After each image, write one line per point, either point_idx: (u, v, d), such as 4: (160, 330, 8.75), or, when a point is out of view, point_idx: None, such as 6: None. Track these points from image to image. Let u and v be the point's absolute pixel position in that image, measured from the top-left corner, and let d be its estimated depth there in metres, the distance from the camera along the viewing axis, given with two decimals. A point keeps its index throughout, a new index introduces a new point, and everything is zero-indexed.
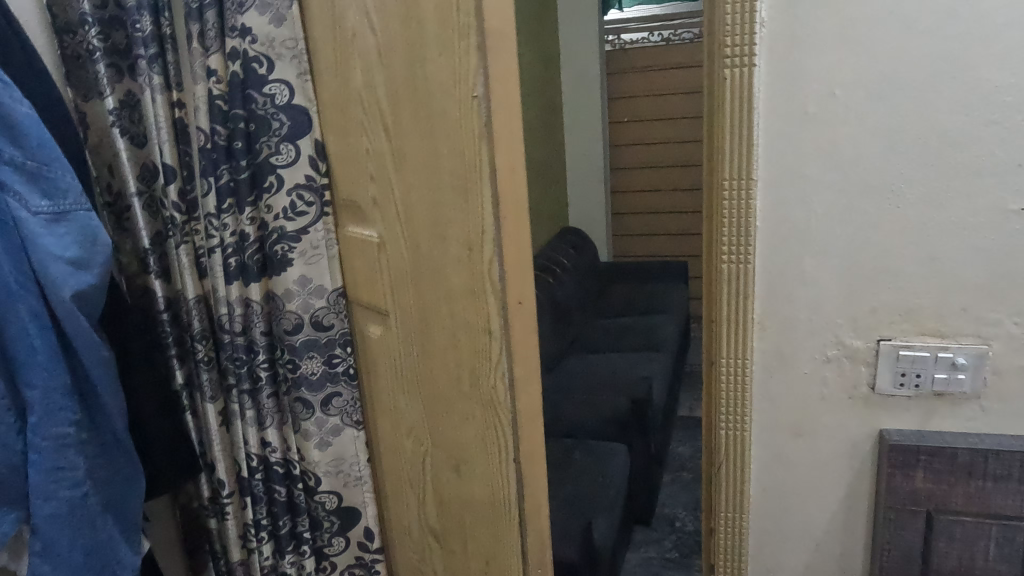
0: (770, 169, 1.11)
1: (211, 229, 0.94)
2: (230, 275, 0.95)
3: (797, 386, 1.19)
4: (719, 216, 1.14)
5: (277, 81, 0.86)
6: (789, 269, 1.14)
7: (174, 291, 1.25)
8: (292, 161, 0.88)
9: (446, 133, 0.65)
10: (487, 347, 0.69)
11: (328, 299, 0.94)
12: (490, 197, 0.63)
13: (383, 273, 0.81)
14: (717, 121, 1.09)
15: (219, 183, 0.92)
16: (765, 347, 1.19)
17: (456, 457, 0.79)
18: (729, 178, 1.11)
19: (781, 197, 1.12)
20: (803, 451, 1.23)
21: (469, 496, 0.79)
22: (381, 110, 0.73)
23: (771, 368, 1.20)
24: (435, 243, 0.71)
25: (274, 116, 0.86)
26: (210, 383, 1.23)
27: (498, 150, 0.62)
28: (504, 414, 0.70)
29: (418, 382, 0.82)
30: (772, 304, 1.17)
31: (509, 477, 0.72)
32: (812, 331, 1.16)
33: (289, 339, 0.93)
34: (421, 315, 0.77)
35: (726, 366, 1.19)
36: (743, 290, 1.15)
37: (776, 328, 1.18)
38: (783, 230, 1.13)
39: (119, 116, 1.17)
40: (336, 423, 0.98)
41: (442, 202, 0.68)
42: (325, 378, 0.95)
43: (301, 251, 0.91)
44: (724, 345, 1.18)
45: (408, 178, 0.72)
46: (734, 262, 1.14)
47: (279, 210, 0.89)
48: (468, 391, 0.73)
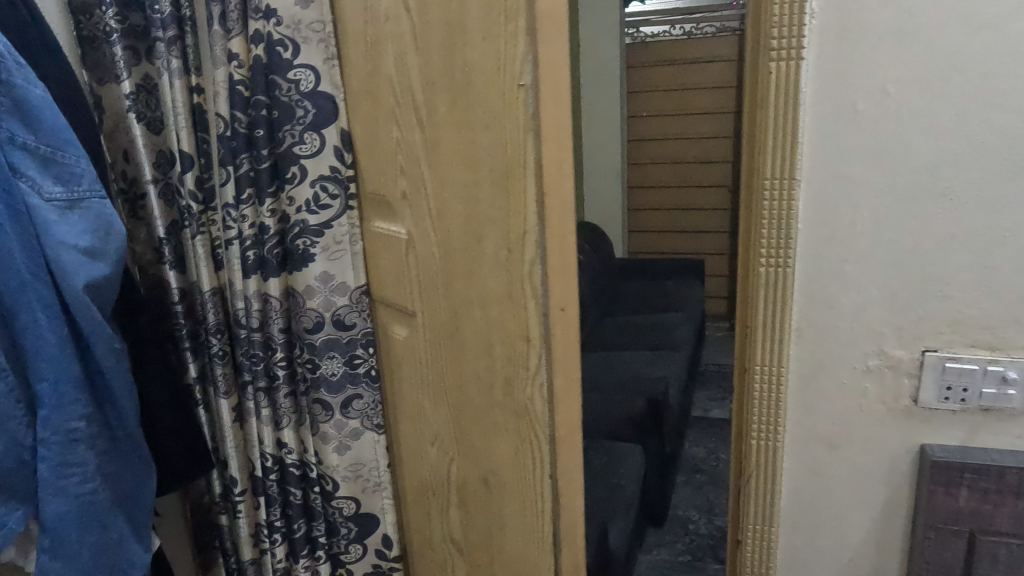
0: (814, 168, 1.05)
1: (229, 221, 0.91)
2: (249, 268, 0.91)
3: (835, 398, 1.14)
4: (757, 216, 1.07)
5: (302, 66, 0.81)
6: (831, 275, 1.08)
7: (189, 282, 1.22)
8: (317, 151, 0.83)
9: (486, 125, 0.60)
10: (525, 356, 0.64)
11: (351, 297, 0.89)
12: (534, 195, 0.58)
13: (412, 271, 0.76)
14: (760, 116, 1.03)
15: (239, 173, 0.89)
16: (800, 355, 1.13)
17: (484, 468, 0.75)
18: (770, 176, 1.05)
19: (826, 198, 1.06)
20: (839, 465, 1.17)
21: (498, 511, 0.75)
22: (414, 99, 0.68)
23: (806, 378, 1.14)
24: (471, 244, 0.66)
25: (298, 104, 0.82)
26: (225, 378, 1.19)
27: (545, 144, 0.57)
28: (541, 428, 0.65)
29: (445, 388, 0.77)
30: (810, 311, 1.11)
31: (544, 493, 0.67)
32: (852, 340, 1.11)
33: (310, 339, 0.89)
34: (451, 318, 0.72)
35: (759, 374, 1.14)
36: (782, 295, 1.09)
37: (814, 336, 1.12)
38: (826, 233, 1.07)
39: (135, 100, 1.13)
40: (356, 426, 0.94)
41: (479, 199, 0.63)
42: (345, 379, 0.91)
43: (323, 247, 0.86)
44: (758, 352, 1.12)
45: (441, 171, 0.67)
46: (775, 265, 1.08)
47: (302, 202, 0.84)
48: (501, 400, 0.69)
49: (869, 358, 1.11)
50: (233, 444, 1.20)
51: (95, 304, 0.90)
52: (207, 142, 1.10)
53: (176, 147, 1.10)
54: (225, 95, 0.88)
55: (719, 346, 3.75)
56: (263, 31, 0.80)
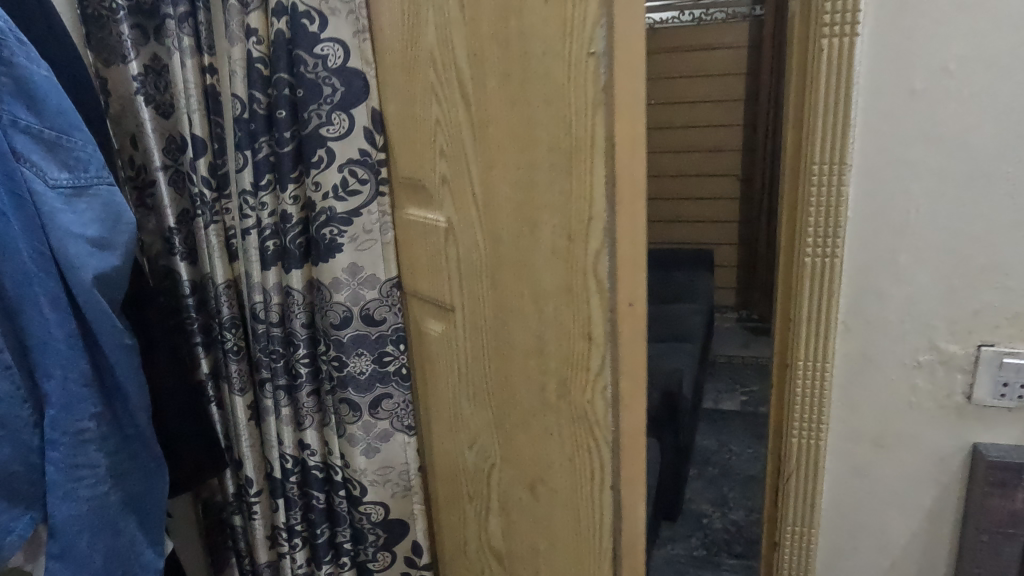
0: (867, 153, 0.97)
1: (246, 209, 0.86)
2: (269, 258, 0.87)
3: (882, 395, 1.07)
4: (805, 205, 0.99)
5: (330, 39, 0.74)
6: (882, 264, 1.01)
7: (201, 273, 1.16)
8: (345, 132, 0.77)
9: (546, 100, 0.54)
10: (586, 356, 0.58)
11: (381, 290, 0.83)
12: (603, 176, 0.52)
13: (453, 261, 0.71)
14: (810, 96, 0.94)
15: (257, 158, 0.83)
16: (846, 350, 1.06)
17: (532, 476, 0.69)
18: (820, 160, 0.96)
19: (878, 185, 0.98)
20: (887, 465, 1.10)
21: (546, 521, 0.69)
22: (459, 72, 0.62)
23: (851, 374, 1.07)
24: (524, 233, 0.60)
25: (326, 81, 0.75)
26: (240, 374, 1.14)
27: (616, 118, 0.50)
28: (603, 436, 0.59)
29: (488, 388, 0.71)
30: (859, 303, 1.03)
31: (603, 505, 0.61)
32: (901, 334, 1.03)
33: (336, 335, 0.83)
34: (497, 314, 0.67)
35: (802, 372, 1.06)
36: (829, 289, 1.01)
37: (861, 330, 1.04)
38: (878, 220, 0.99)
39: (144, 82, 1.07)
40: (386, 428, 0.88)
41: (536, 182, 0.57)
42: (374, 378, 0.85)
43: (351, 237, 0.80)
44: (801, 348, 1.05)
45: (489, 152, 0.61)
46: (824, 255, 1.00)
47: (328, 187, 0.78)
48: (556, 403, 0.63)
49: (918, 353, 1.03)
50: (248, 445, 1.14)
51: (105, 296, 0.81)
52: (221, 126, 1.04)
53: (187, 131, 1.04)
54: (245, 74, 0.83)
55: (729, 338, 3.70)
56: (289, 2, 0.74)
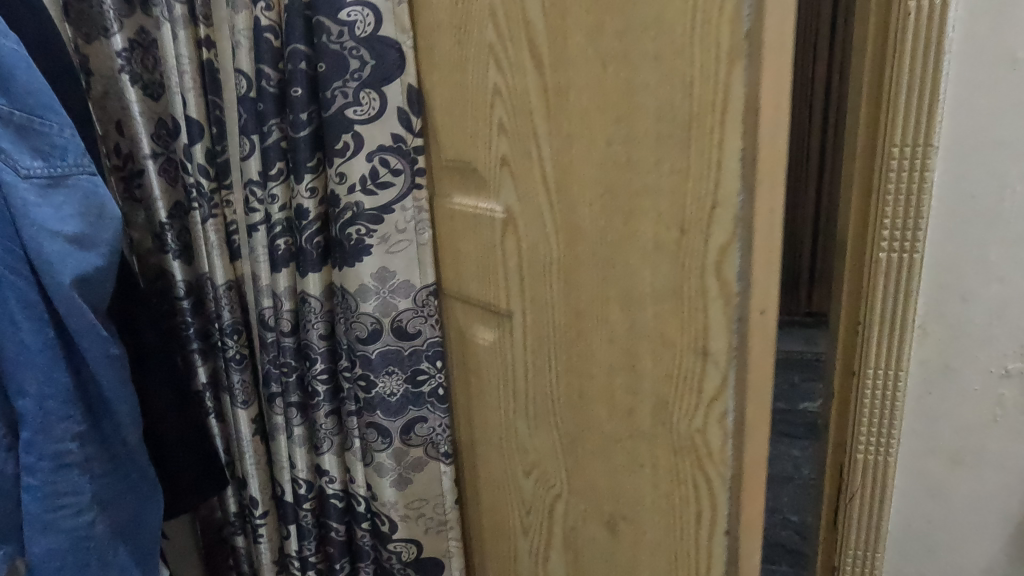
0: (953, 130, 0.68)
1: (252, 202, 0.76)
2: (281, 258, 0.75)
3: (961, 402, 0.77)
4: (880, 196, 0.68)
5: (357, 3, 0.60)
6: (969, 256, 0.71)
7: (197, 272, 1.02)
8: (376, 113, 0.63)
9: (655, 56, 0.43)
10: (697, 372, 0.47)
11: (416, 299, 0.70)
12: (737, 151, 0.40)
13: (512, 258, 0.59)
14: (890, 69, 0.64)
15: (268, 144, 0.72)
16: (920, 374, 0.77)
17: (611, 512, 0.58)
18: (902, 141, 0.66)
19: (967, 167, 0.69)
20: (961, 489, 0.80)
21: (627, 568, 0.58)
22: (530, 27, 0.50)
23: (923, 399, 0.78)
24: (616, 222, 0.49)
25: (353, 52, 0.61)
26: (243, 386, 1.02)
27: (760, 76, 0.38)
28: (718, 469, 0.48)
29: (554, 410, 0.60)
30: (938, 303, 0.74)
31: (714, 555, 0.50)
32: (993, 341, 0.74)
33: (363, 351, 0.70)
34: (570, 322, 0.56)
35: (873, 377, 0.75)
36: (906, 284, 0.71)
37: (938, 347, 0.75)
38: (970, 206, 0.70)
39: (128, 58, 0.93)
40: (418, 455, 0.76)
41: (634, 161, 0.46)
42: (406, 401, 0.74)
43: (381, 237, 0.67)
44: (875, 353, 0.74)
45: (568, 127, 0.50)
46: (902, 252, 0.70)
47: (356, 178, 0.65)
48: (651, 428, 0.52)
49: (1007, 381, 0.74)
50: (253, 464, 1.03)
51: (88, 299, 0.65)
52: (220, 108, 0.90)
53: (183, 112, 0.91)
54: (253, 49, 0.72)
55: None
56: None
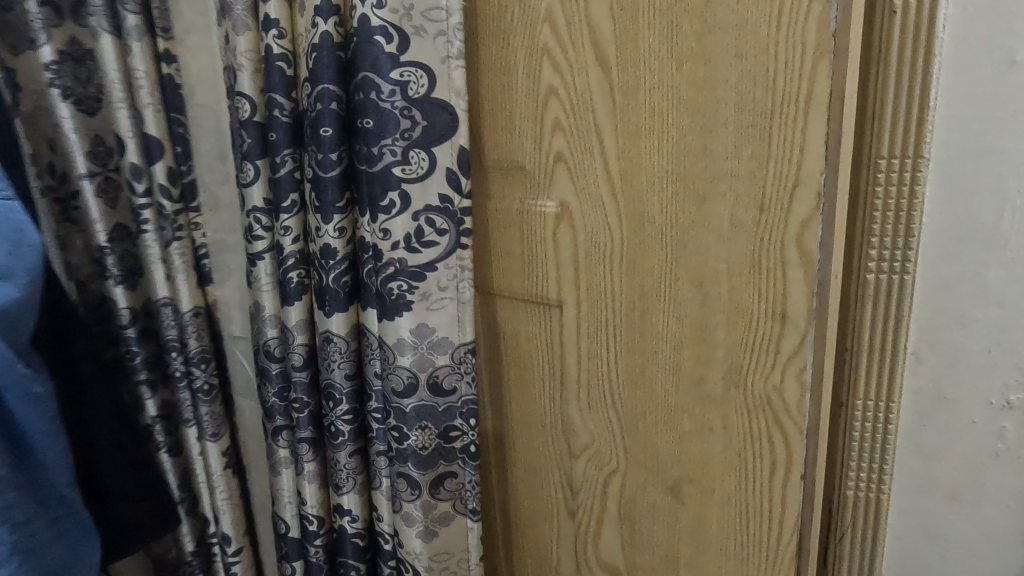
0: (949, 135, 0.57)
1: (256, 228, 0.73)
2: (293, 292, 0.71)
3: (965, 444, 0.64)
4: (867, 200, 0.58)
5: (410, 63, 0.56)
6: (962, 274, 0.60)
7: (144, 297, 0.89)
8: (425, 174, 0.58)
9: (733, 58, 0.48)
10: (773, 336, 0.53)
11: (454, 355, 0.63)
12: (820, 137, 0.46)
13: (566, 250, 0.63)
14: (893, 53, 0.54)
15: (280, 175, 0.69)
16: (910, 412, 0.65)
17: (676, 476, 0.63)
18: (889, 153, 0.56)
19: (966, 175, 0.58)
20: (962, 529, 0.66)
21: (697, 525, 0.63)
22: (595, 32, 0.54)
23: (917, 438, 0.65)
24: (691, 205, 0.54)
25: (404, 114, 0.56)
26: (212, 418, 0.94)
27: (842, 70, 0.45)
28: (795, 420, 0.54)
29: (613, 390, 0.64)
30: (934, 329, 0.62)
31: (790, 502, 0.56)
32: (990, 369, 0.61)
33: (397, 402, 0.64)
34: (631, 306, 0.60)
35: (862, 411, 0.63)
36: (895, 309, 0.59)
37: (930, 379, 0.63)
38: (944, 216, 0.59)
39: (58, 73, 0.79)
40: (447, 510, 0.67)
41: (710, 150, 0.51)
42: (438, 455, 0.65)
43: (422, 296, 0.60)
44: (862, 384, 0.62)
45: (636, 126, 0.54)
46: (892, 272, 0.59)
47: (400, 235, 0.59)
48: (723, 393, 0.57)
49: (1007, 416, 0.61)
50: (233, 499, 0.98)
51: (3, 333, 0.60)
52: (183, 125, 0.87)
53: (131, 131, 0.82)
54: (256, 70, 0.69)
55: None
56: (362, 17, 0.55)
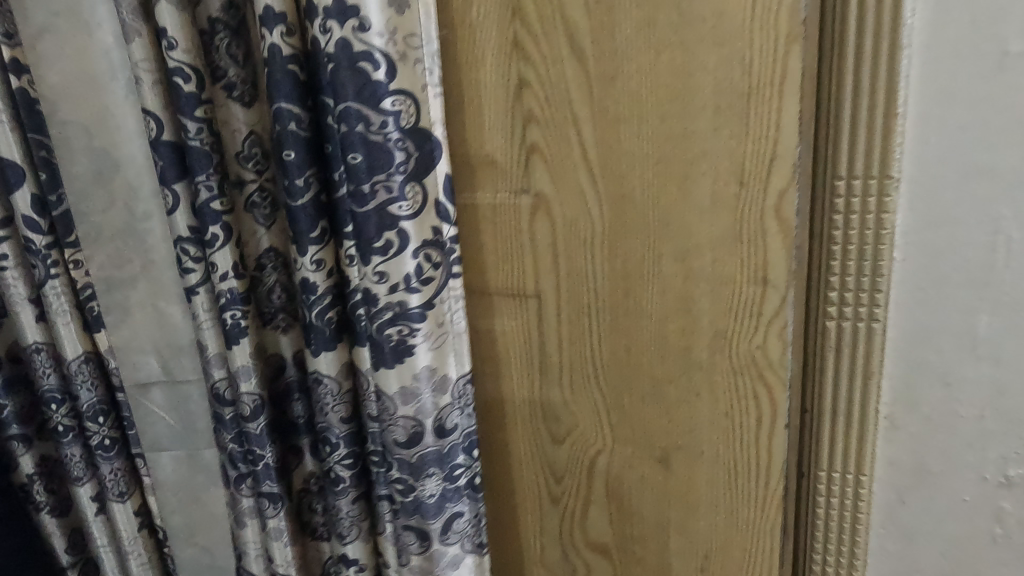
0: (925, 147, 0.52)
1: (187, 260, 0.68)
2: (237, 332, 0.67)
3: (945, 520, 0.61)
4: (827, 244, 0.56)
5: (398, 92, 0.53)
6: (942, 328, 0.56)
7: (15, 345, 0.84)
8: (420, 208, 0.56)
9: (710, 43, 0.52)
10: (757, 299, 0.58)
11: (453, 392, 0.62)
12: (794, 113, 0.52)
13: (543, 241, 0.63)
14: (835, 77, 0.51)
15: (200, 202, 0.63)
16: (884, 484, 0.62)
17: (664, 446, 0.66)
18: (848, 171, 0.53)
19: (938, 202, 0.53)
20: None
21: (687, 488, 0.67)
22: (571, 25, 0.56)
23: (894, 515, 0.63)
24: (672, 186, 0.57)
25: (396, 145, 0.54)
26: (116, 474, 0.86)
27: (809, 53, 0.51)
28: (778, 374, 0.59)
29: (597, 371, 0.66)
30: (909, 394, 0.59)
31: (777, 453, 0.62)
32: (985, 438, 0.58)
33: (404, 453, 0.61)
34: (613, 287, 0.62)
35: (827, 481, 0.62)
36: (863, 364, 0.58)
37: (907, 451, 0.60)
38: (918, 258, 0.55)
39: None
40: (455, 553, 0.66)
41: (692, 133, 0.55)
42: (444, 499, 0.64)
43: (425, 336, 0.59)
44: (828, 453, 0.61)
45: (614, 112, 0.57)
46: (856, 321, 0.57)
47: (398, 277, 0.57)
48: (709, 358, 0.61)
49: (1006, 492, 0.58)
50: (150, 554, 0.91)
51: None
52: (48, 147, 0.75)
53: None
54: (159, 81, 0.63)
55: None
56: (341, 42, 0.51)
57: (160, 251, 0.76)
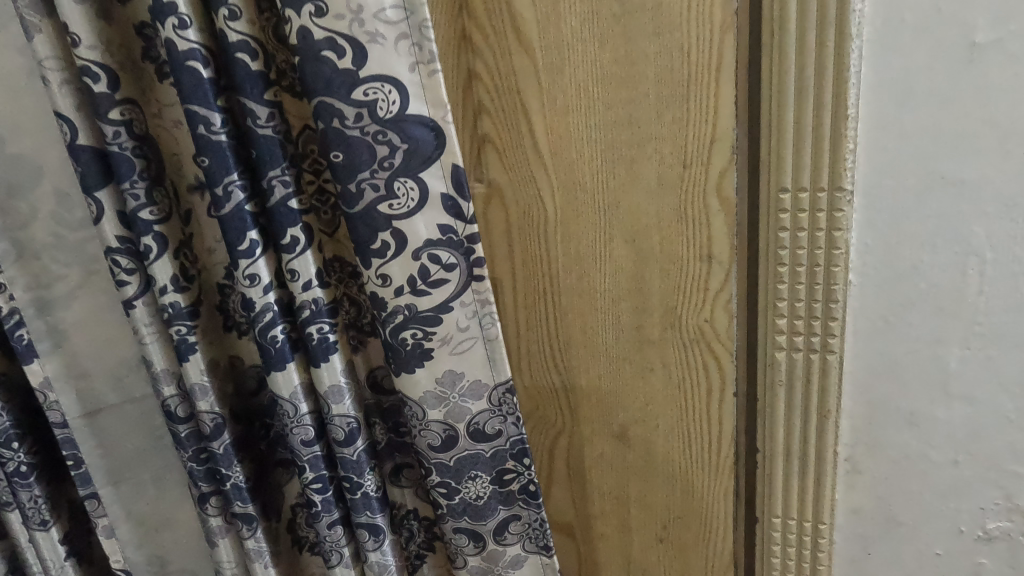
0: (881, 159, 0.52)
1: (120, 275, 0.66)
2: (186, 347, 0.66)
3: (912, 562, 0.64)
4: (774, 267, 0.57)
5: (372, 79, 0.52)
6: (904, 362, 0.57)
7: None
8: (413, 206, 0.55)
9: (648, 32, 0.55)
10: (704, 276, 0.61)
11: (491, 399, 0.62)
12: (730, 95, 0.55)
13: (497, 229, 0.65)
14: (778, 86, 0.52)
15: (133, 207, 0.62)
16: (847, 533, 0.65)
17: (622, 422, 0.69)
18: (793, 184, 0.54)
19: (894, 218, 0.54)
20: None
21: (646, 463, 0.70)
22: (517, 19, 0.58)
23: (860, 561, 0.65)
24: (620, 169, 0.60)
25: (378, 139, 0.53)
26: (41, 500, 0.80)
27: (743, 41, 0.54)
28: (726, 346, 0.62)
29: (557, 353, 0.68)
30: (871, 430, 0.60)
31: (728, 424, 0.65)
32: (957, 485, 0.60)
33: (439, 458, 0.63)
34: (569, 270, 0.65)
35: (783, 518, 0.65)
36: (818, 399, 0.59)
37: (870, 496, 0.62)
38: (876, 284, 0.56)
39: None
40: (518, 552, 0.68)
41: (635, 119, 0.58)
42: (496, 501, 0.66)
43: (442, 340, 0.59)
44: (781, 491, 0.64)
45: (562, 100, 0.59)
46: (808, 351, 0.58)
47: (403, 279, 0.57)
48: (660, 334, 0.64)
49: (982, 545, 0.61)
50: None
51: None
52: None
53: None
54: (69, 80, 0.61)
55: None
56: (299, 30, 0.50)
57: (100, 261, 0.74)
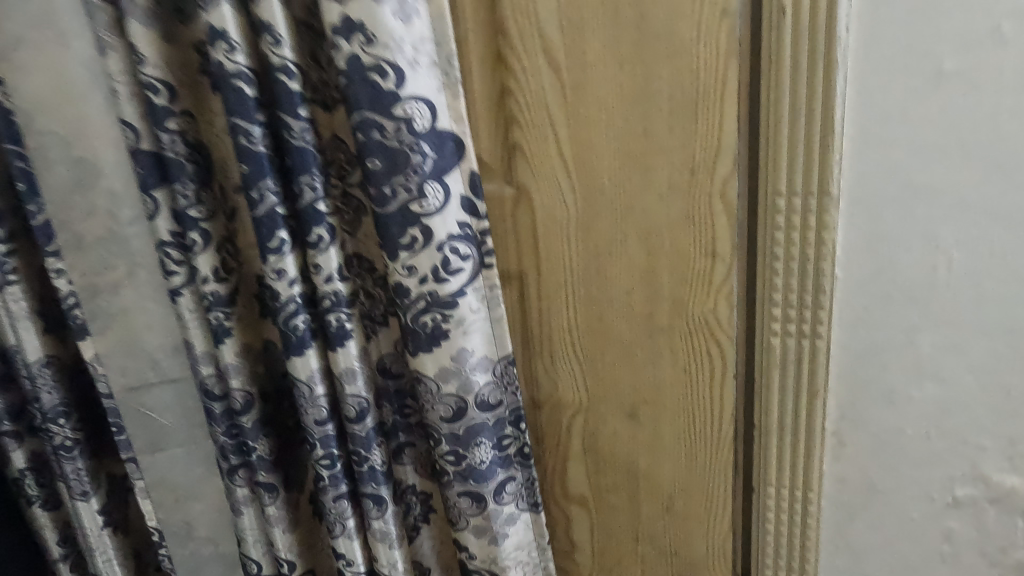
0: (864, 169, 0.60)
1: (168, 263, 0.74)
2: (222, 331, 0.75)
3: (890, 527, 0.72)
4: (770, 262, 0.65)
5: (411, 98, 0.60)
6: (884, 346, 0.65)
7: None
8: (442, 205, 0.63)
9: (661, 57, 0.63)
10: (708, 270, 0.69)
11: (495, 371, 0.71)
12: (732, 112, 0.63)
13: (524, 228, 0.73)
14: (773, 105, 0.60)
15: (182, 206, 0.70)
16: (833, 499, 0.72)
17: (634, 402, 0.77)
18: (787, 189, 0.62)
19: (875, 220, 0.62)
20: None
21: (655, 439, 0.78)
22: (546, 44, 0.66)
23: (844, 526, 0.73)
24: (636, 176, 0.68)
25: (414, 148, 0.61)
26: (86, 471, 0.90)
27: (744, 65, 0.62)
28: (726, 334, 0.70)
29: (576, 339, 0.76)
30: (855, 408, 0.68)
31: (726, 403, 0.73)
32: (931, 456, 0.68)
33: (450, 428, 0.71)
34: (589, 264, 0.73)
35: (776, 486, 0.72)
36: (807, 379, 0.67)
37: (854, 466, 0.70)
38: (860, 277, 0.64)
39: None
40: (512, 511, 0.77)
41: (650, 132, 0.66)
42: (496, 464, 0.74)
43: (457, 322, 0.67)
44: (775, 461, 0.72)
45: (584, 115, 0.67)
46: (799, 336, 0.66)
47: (427, 270, 0.64)
48: (669, 322, 0.72)
49: (951, 509, 0.69)
50: (120, 555, 0.96)
51: None
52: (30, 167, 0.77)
53: None
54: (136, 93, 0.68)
55: None
56: (348, 56, 0.58)
57: (147, 254, 0.82)
